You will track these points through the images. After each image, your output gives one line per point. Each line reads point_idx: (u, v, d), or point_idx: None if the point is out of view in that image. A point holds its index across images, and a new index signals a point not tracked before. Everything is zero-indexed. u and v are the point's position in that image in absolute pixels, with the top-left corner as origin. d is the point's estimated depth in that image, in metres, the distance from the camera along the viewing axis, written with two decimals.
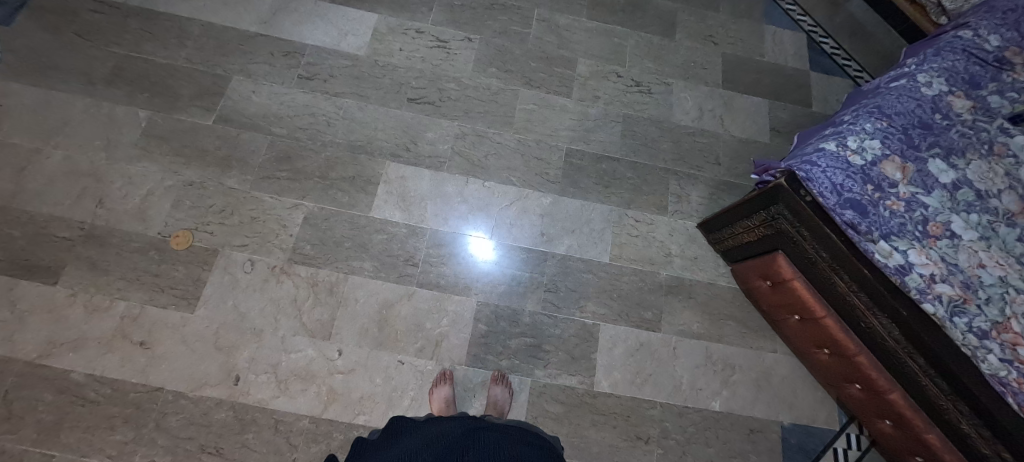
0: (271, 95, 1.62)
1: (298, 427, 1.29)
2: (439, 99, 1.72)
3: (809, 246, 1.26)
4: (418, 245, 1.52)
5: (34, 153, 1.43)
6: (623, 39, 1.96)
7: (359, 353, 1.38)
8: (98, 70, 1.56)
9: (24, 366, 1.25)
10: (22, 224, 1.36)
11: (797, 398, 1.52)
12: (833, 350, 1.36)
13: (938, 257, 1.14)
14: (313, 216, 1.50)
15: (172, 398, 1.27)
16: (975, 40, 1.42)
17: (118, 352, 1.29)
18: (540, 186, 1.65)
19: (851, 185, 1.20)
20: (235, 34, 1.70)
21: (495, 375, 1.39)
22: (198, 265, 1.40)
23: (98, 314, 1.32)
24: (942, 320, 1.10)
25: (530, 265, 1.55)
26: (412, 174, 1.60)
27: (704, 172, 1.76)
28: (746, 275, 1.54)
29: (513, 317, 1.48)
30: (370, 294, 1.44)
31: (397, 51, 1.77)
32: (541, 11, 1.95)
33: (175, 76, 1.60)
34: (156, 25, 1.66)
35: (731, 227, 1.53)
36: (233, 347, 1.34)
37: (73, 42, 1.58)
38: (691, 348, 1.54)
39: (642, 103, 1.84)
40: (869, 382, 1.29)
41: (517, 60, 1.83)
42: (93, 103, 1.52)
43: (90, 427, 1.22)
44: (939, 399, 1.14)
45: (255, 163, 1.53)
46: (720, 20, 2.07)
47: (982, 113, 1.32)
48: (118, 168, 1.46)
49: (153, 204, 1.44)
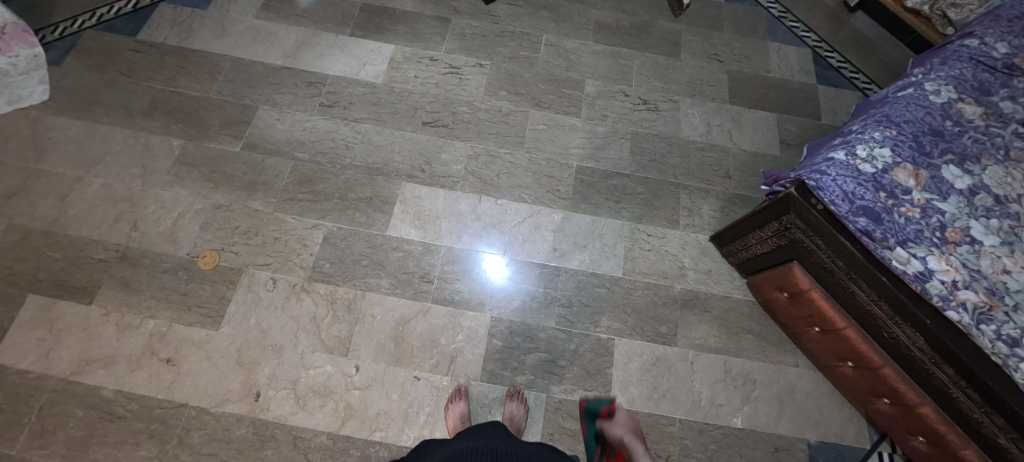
0: (295, 122, 1.72)
1: (316, 443, 1.30)
2: (452, 122, 1.78)
3: (823, 255, 1.25)
4: (433, 262, 1.55)
5: (76, 181, 1.54)
6: (629, 60, 2.02)
7: (376, 369, 1.40)
8: (137, 103, 1.68)
9: (58, 382, 1.30)
10: (62, 247, 1.45)
11: (823, 415, 1.47)
12: (857, 362, 1.32)
13: (959, 262, 1.12)
14: (332, 236, 1.55)
15: (196, 414, 1.30)
16: (982, 48, 1.43)
17: (146, 369, 1.34)
18: (552, 202, 1.68)
19: (863, 192, 1.19)
20: (262, 68, 1.81)
21: (511, 390, 1.39)
22: (223, 284, 1.46)
23: (129, 332, 1.37)
24: (967, 328, 1.07)
25: (544, 281, 1.56)
26: (427, 194, 1.65)
27: (714, 185, 1.78)
28: (762, 288, 1.51)
29: (528, 333, 1.49)
30: (387, 311, 1.47)
31: (412, 78, 1.85)
32: (550, 36, 2.04)
33: (206, 107, 1.71)
34: (190, 62, 1.78)
35: (743, 239, 1.51)
36: (255, 363, 1.37)
37: (115, 80, 1.71)
38: (709, 362, 1.51)
39: (650, 121, 1.88)
40: (898, 395, 1.25)
41: (526, 83, 1.90)
42: (131, 134, 1.63)
43: (117, 443, 1.26)
44: (974, 412, 1.09)
45: (278, 186, 1.60)
46: (724, 39, 2.12)
47: (995, 119, 1.31)
48: (152, 193, 1.55)
49: (184, 226, 1.52)
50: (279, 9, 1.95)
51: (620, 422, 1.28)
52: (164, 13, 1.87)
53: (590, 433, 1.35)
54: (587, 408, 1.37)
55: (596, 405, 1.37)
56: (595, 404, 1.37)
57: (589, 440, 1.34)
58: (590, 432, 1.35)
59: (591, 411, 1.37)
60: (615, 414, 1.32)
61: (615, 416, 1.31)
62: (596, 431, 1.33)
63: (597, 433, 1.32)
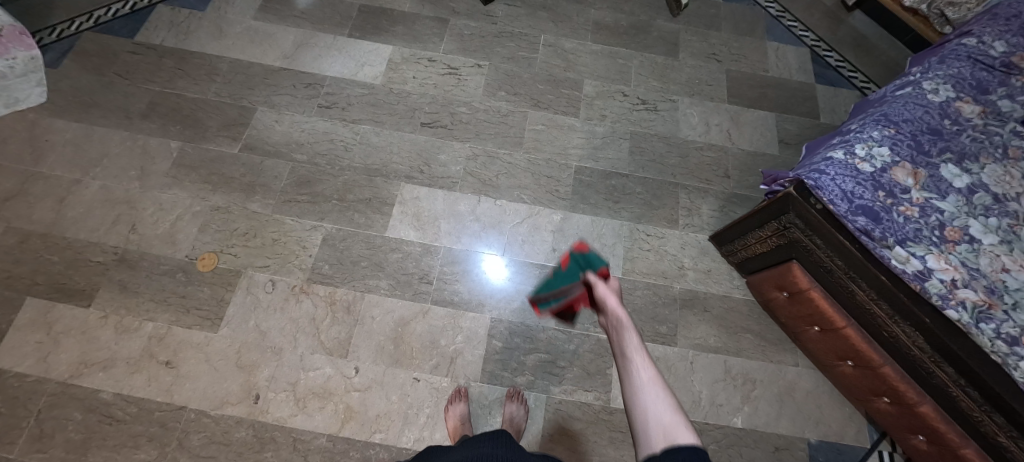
0: (293, 124, 1.71)
1: (315, 445, 1.30)
2: (451, 123, 1.78)
3: (823, 254, 1.25)
4: (432, 263, 1.55)
5: (74, 184, 1.53)
6: (627, 60, 2.02)
7: (375, 370, 1.40)
8: (135, 105, 1.68)
9: (56, 385, 1.30)
10: (60, 250, 1.45)
11: (823, 414, 1.47)
12: (857, 361, 1.32)
13: (958, 261, 1.12)
14: (331, 237, 1.55)
15: (195, 416, 1.30)
16: (980, 46, 1.43)
17: (145, 371, 1.34)
18: (551, 203, 1.68)
19: (861, 192, 1.19)
20: (260, 69, 1.81)
21: (511, 391, 1.39)
22: (222, 286, 1.45)
23: (128, 335, 1.37)
24: (967, 327, 1.07)
25: (544, 281, 1.56)
26: (426, 194, 1.65)
27: (713, 185, 1.78)
28: (761, 287, 1.51)
29: (528, 334, 1.49)
30: (386, 312, 1.47)
31: (411, 79, 1.85)
32: (548, 36, 2.03)
33: (204, 109, 1.70)
34: (188, 63, 1.78)
35: (743, 238, 1.51)
36: (254, 365, 1.37)
37: (113, 82, 1.70)
38: (709, 362, 1.51)
39: (649, 121, 1.88)
40: (897, 394, 1.25)
41: (524, 84, 1.90)
42: (129, 136, 1.63)
43: (116, 446, 1.25)
44: (974, 411, 1.09)
45: (277, 188, 1.60)
46: (722, 39, 2.12)
47: (993, 117, 1.32)
48: (150, 195, 1.55)
49: (182, 228, 1.52)
50: (277, 10, 1.94)
51: (609, 295, 0.98)
52: (161, 14, 1.86)
53: (565, 267, 1.14)
54: (573, 255, 1.12)
55: (587, 255, 1.10)
56: (592, 262, 1.08)
57: (559, 274, 1.19)
58: (563, 268, 1.17)
59: (582, 257, 1.10)
60: (601, 290, 1.00)
61: (603, 293, 0.99)
62: (574, 273, 1.11)
63: (573, 278, 1.12)
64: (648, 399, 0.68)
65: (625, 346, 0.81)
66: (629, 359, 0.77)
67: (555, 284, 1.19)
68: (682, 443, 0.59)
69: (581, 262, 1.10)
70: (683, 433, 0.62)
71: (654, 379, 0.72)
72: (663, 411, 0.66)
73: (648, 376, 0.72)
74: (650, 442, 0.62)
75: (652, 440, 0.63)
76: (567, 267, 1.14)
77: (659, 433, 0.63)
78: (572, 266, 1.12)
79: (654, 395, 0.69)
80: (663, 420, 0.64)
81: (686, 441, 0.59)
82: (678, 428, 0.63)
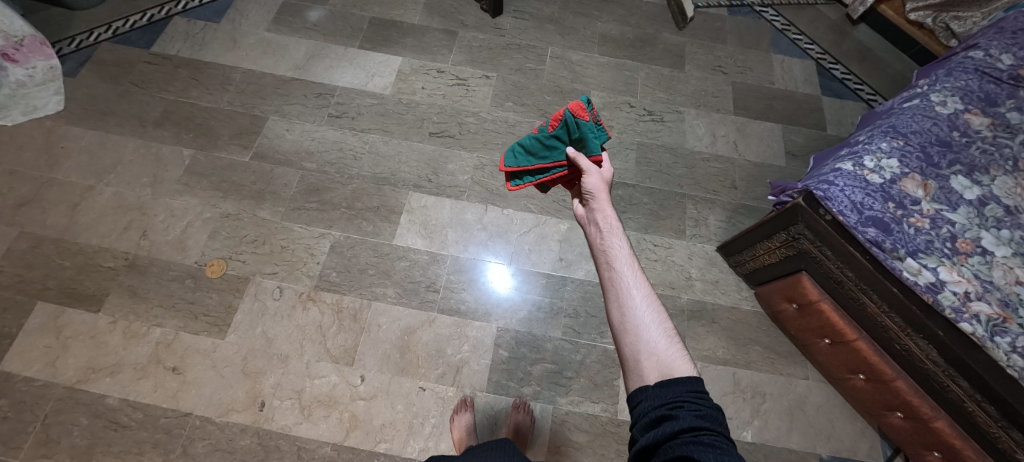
0: (304, 133, 1.73)
1: (320, 454, 1.29)
2: (459, 133, 1.80)
3: (832, 265, 1.23)
4: (439, 272, 1.55)
5: (88, 190, 1.55)
6: (634, 72, 2.03)
7: (381, 379, 1.39)
8: (150, 114, 1.71)
9: (63, 390, 1.30)
10: (72, 255, 1.46)
11: (835, 428, 1.45)
12: (868, 375, 1.30)
13: (970, 273, 1.11)
14: (339, 245, 1.56)
15: (200, 423, 1.30)
16: (987, 59, 1.43)
17: (152, 377, 1.34)
18: (557, 212, 1.68)
19: (871, 203, 1.19)
20: (272, 79, 1.84)
21: (518, 401, 1.38)
22: (230, 293, 1.46)
23: (136, 340, 1.37)
24: (981, 340, 1.06)
25: (549, 291, 1.56)
26: (434, 203, 1.66)
27: (720, 195, 1.78)
28: (771, 298, 1.50)
29: (534, 344, 1.48)
30: (392, 321, 1.47)
31: (419, 90, 1.88)
32: (555, 48, 2.06)
33: (217, 118, 1.73)
34: (202, 73, 1.81)
35: (751, 249, 1.50)
36: (259, 372, 1.37)
37: (129, 91, 1.74)
38: (718, 374, 1.49)
39: (655, 132, 1.89)
40: (911, 409, 1.22)
41: (532, 95, 1.92)
42: (143, 144, 1.65)
43: (121, 451, 1.25)
44: (990, 427, 1.07)
45: (286, 195, 1.62)
46: (728, 51, 2.14)
47: (1002, 129, 1.31)
48: (162, 201, 1.57)
49: (192, 235, 1.53)
50: (290, 22, 1.98)
51: (593, 174, 0.91)
52: (177, 25, 1.91)
53: (550, 134, 1.00)
54: (565, 120, 0.96)
55: (583, 124, 0.95)
56: (590, 139, 0.94)
57: (531, 142, 1.04)
58: (545, 134, 1.02)
59: (575, 127, 0.96)
60: (585, 168, 0.92)
61: (586, 172, 0.91)
62: (559, 144, 0.98)
63: (557, 150, 0.99)
64: (643, 323, 0.72)
65: (604, 242, 0.82)
66: (610, 263, 0.79)
67: (528, 155, 1.04)
68: (677, 378, 0.66)
69: (571, 130, 0.96)
70: (677, 366, 0.68)
71: (643, 292, 0.76)
72: (657, 340, 0.71)
73: (642, 294, 0.75)
74: (644, 372, 0.68)
75: (643, 369, 0.69)
76: (553, 134, 1.00)
77: (652, 362, 0.68)
78: (560, 135, 0.98)
79: (645, 317, 0.73)
80: (659, 348, 0.70)
81: (684, 377, 0.66)
82: (673, 360, 0.69)
